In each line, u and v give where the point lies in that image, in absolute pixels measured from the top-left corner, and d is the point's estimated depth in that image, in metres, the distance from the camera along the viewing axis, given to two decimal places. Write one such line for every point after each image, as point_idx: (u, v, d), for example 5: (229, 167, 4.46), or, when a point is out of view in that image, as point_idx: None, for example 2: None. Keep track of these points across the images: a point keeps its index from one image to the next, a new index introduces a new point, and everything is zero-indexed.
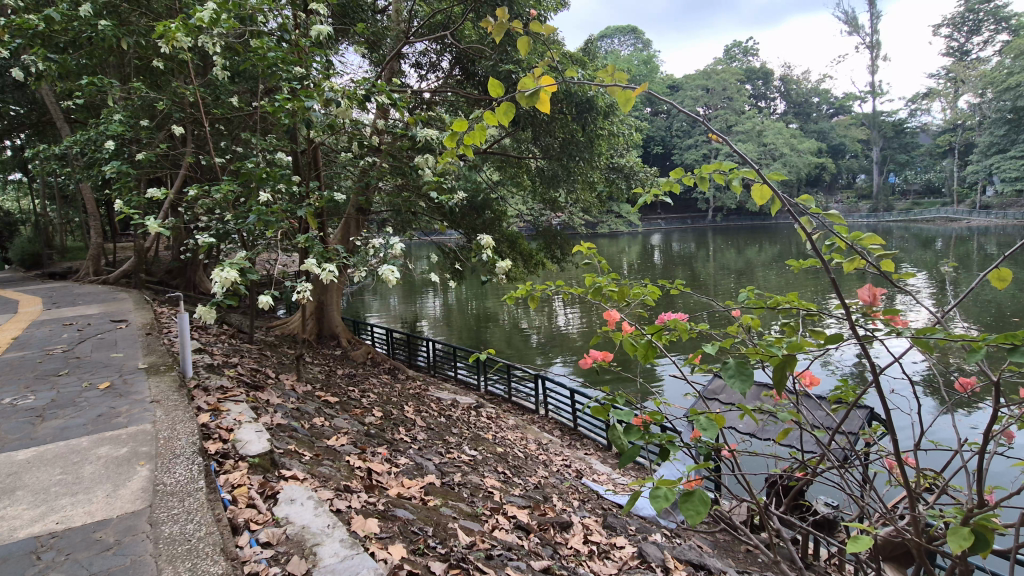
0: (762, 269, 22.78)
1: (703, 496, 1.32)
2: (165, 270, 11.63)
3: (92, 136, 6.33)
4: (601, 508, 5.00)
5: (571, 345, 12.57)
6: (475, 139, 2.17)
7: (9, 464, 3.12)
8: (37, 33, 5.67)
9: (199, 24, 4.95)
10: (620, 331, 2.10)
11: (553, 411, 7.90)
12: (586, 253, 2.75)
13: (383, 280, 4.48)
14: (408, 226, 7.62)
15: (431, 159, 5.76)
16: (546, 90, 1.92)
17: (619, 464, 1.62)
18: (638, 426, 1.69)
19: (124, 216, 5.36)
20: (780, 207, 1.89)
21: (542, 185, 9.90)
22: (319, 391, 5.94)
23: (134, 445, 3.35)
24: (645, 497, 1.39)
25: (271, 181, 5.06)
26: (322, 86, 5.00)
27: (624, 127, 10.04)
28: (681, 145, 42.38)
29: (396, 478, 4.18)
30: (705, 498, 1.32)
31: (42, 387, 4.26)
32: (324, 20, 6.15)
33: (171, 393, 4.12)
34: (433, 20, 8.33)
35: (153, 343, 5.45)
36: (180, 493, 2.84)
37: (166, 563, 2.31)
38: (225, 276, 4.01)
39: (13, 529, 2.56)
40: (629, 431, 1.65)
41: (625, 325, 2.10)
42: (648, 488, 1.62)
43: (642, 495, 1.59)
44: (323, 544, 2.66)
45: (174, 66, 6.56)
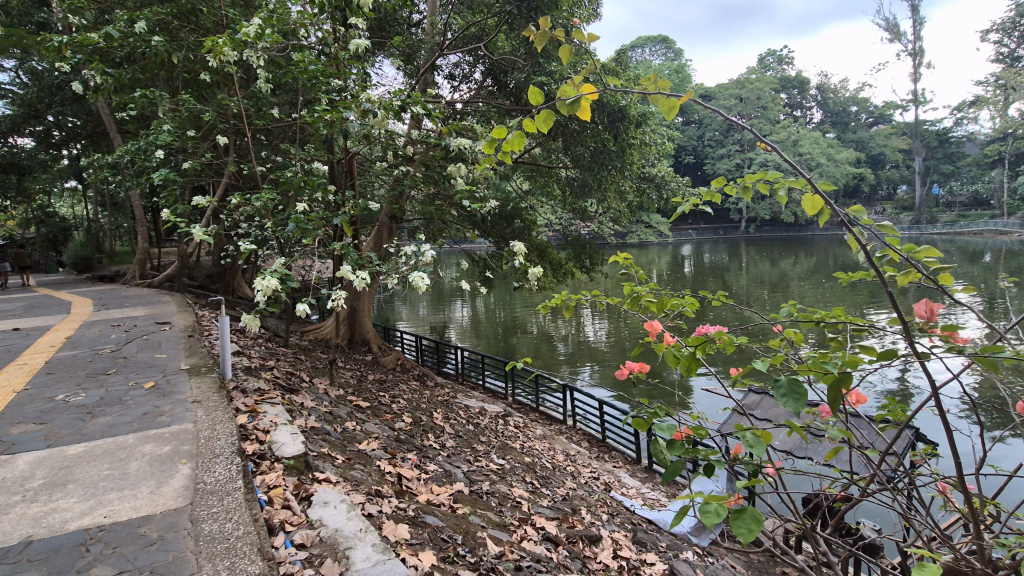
0: (797, 282, 22.14)
1: (755, 514, 1.25)
2: (206, 274, 12.04)
3: (142, 146, 6.64)
4: (630, 522, 4.92)
5: (599, 355, 12.44)
6: (512, 147, 2.16)
7: (61, 458, 3.26)
8: (96, 49, 6.02)
9: (245, 39, 5.16)
10: (661, 343, 2.02)
11: (582, 423, 7.81)
12: (623, 263, 2.69)
13: (413, 286, 4.54)
14: (439, 234, 7.70)
15: (463, 168, 5.78)
16: (587, 98, 1.91)
17: (662, 481, 1.56)
18: (682, 440, 1.61)
19: (170, 223, 5.59)
20: (829, 217, 1.83)
21: (573, 194, 9.90)
22: (351, 395, 6.04)
23: (176, 444, 3.45)
24: (694, 514, 1.34)
25: (309, 189, 5.23)
26: (359, 97, 5.16)
27: (655, 136, 9.96)
28: (713, 154, 41.82)
29: (425, 484, 4.20)
30: (758, 517, 1.25)
31: (92, 385, 4.44)
32: (362, 34, 6.34)
33: (211, 394, 4.25)
34: (467, 33, 8.48)
35: (195, 345, 5.64)
36: (219, 492, 2.91)
37: (207, 560, 2.38)
38: (266, 284, 4.18)
39: (64, 521, 2.66)
40: (672, 445, 1.58)
41: (668, 337, 2.01)
42: (695, 507, 1.55)
43: (688, 515, 1.52)
44: (356, 547, 2.69)
45: (219, 79, 6.86)
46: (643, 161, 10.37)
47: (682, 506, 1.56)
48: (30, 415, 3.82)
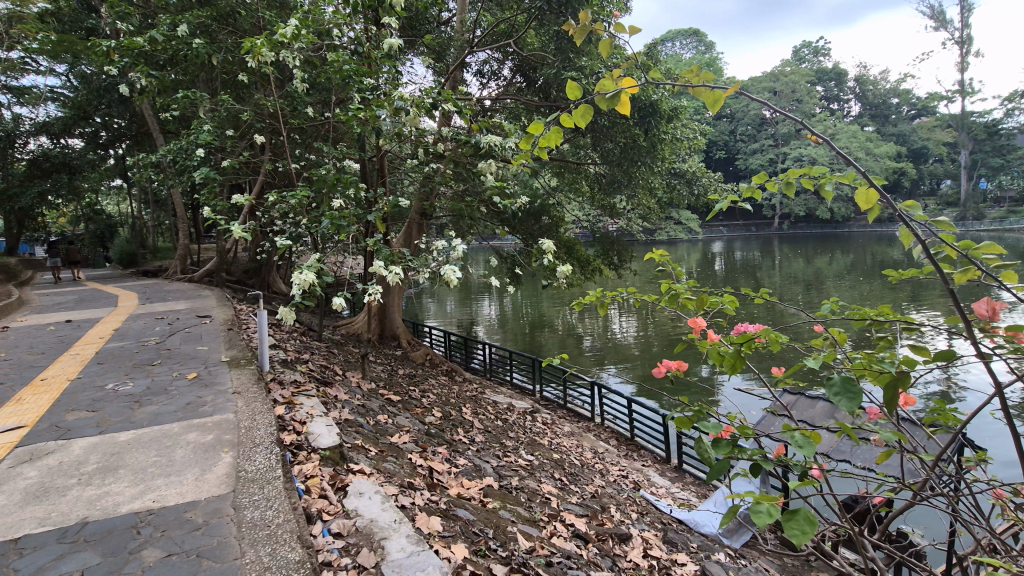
0: (833, 280, 21.44)
1: (809, 516, 1.21)
2: (242, 269, 12.42)
3: (183, 145, 6.87)
4: (660, 522, 4.87)
5: (627, 353, 12.31)
6: (548, 143, 2.15)
7: (112, 444, 3.41)
8: (141, 52, 6.24)
9: (282, 40, 5.27)
10: (704, 340, 1.98)
11: (610, 421, 7.76)
12: (660, 260, 2.66)
13: (445, 280, 4.62)
14: (468, 231, 7.75)
15: (493, 164, 5.78)
16: (627, 92, 1.89)
17: (708, 482, 1.52)
18: (728, 440, 1.58)
19: (210, 220, 5.78)
20: (880, 212, 1.77)
21: (602, 190, 9.82)
22: (382, 389, 6.14)
23: (218, 433, 3.57)
24: (744, 514, 1.30)
25: (342, 186, 5.33)
26: (392, 95, 5.21)
27: (687, 132, 9.77)
28: (745, 150, 40.88)
29: (456, 478, 4.25)
30: (813, 518, 1.21)
31: (139, 375, 4.64)
32: (393, 33, 6.41)
33: (250, 386, 4.39)
34: (497, 30, 8.49)
35: (234, 338, 5.83)
36: (260, 481, 3.00)
37: (250, 546, 2.46)
38: (303, 279, 4.29)
39: (116, 504, 2.78)
40: (717, 444, 1.56)
41: (711, 333, 1.97)
42: (743, 508, 1.50)
43: (736, 517, 1.47)
44: (391, 538, 2.75)
45: (256, 79, 7.03)
46: (673, 157, 10.20)
47: (730, 507, 1.51)
48: (83, 403, 4.00)
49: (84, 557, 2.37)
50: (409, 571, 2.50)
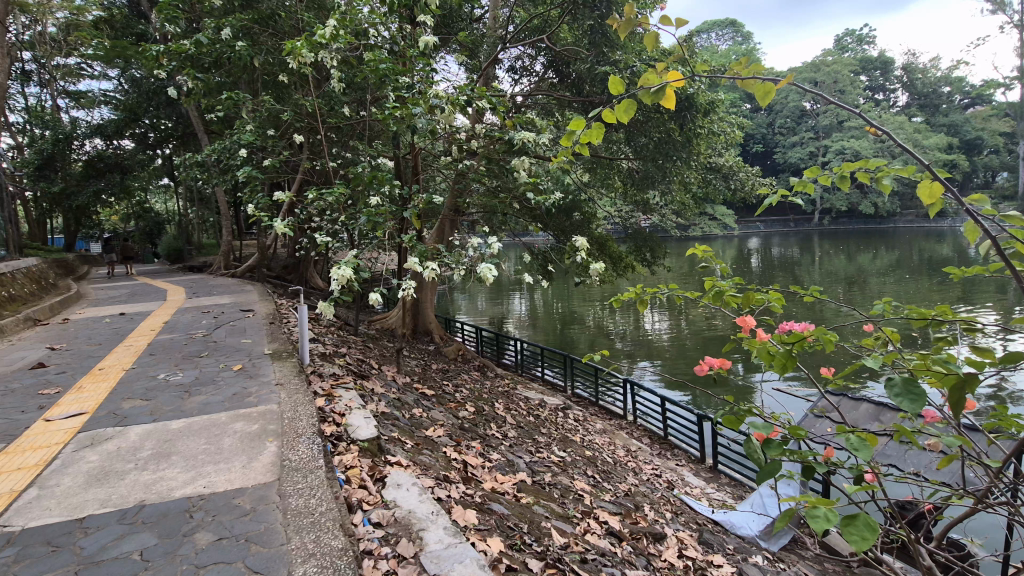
0: (877, 278, 20.59)
1: (870, 521, 1.18)
2: (282, 265, 12.81)
3: (227, 145, 7.11)
4: (696, 522, 4.80)
5: (660, 351, 12.13)
6: (589, 139, 2.13)
7: (165, 432, 3.57)
8: (188, 56, 6.48)
9: (321, 40, 5.39)
10: (753, 339, 1.95)
11: (643, 419, 7.67)
12: (703, 257, 2.62)
13: (480, 277, 4.65)
14: (500, 227, 7.78)
15: (527, 161, 5.79)
16: (673, 85, 1.86)
17: (758, 483, 1.49)
18: (779, 441, 1.55)
19: (254, 218, 5.97)
20: (943, 207, 1.71)
21: (635, 186, 9.70)
22: (417, 383, 6.24)
23: (263, 423, 3.70)
24: (801, 518, 1.27)
25: (378, 184, 5.43)
26: (428, 93, 5.27)
27: (724, 125, 9.55)
28: (783, 142, 39.64)
29: (490, 472, 4.29)
30: (873, 524, 1.17)
31: (188, 366, 4.84)
32: (428, 31, 6.46)
33: (292, 378, 4.53)
34: (530, 25, 8.47)
35: (275, 332, 6.02)
36: (303, 470, 3.10)
37: (294, 533, 2.55)
38: (341, 275, 4.39)
39: (170, 489, 2.92)
40: (768, 445, 1.53)
41: (761, 332, 1.93)
42: (796, 511, 1.47)
43: (791, 519, 1.44)
44: (429, 529, 2.80)
45: (295, 79, 7.21)
46: (709, 151, 9.99)
47: (784, 509, 1.48)
48: (137, 392, 4.21)
49: (142, 538, 2.49)
50: (447, 562, 2.55)
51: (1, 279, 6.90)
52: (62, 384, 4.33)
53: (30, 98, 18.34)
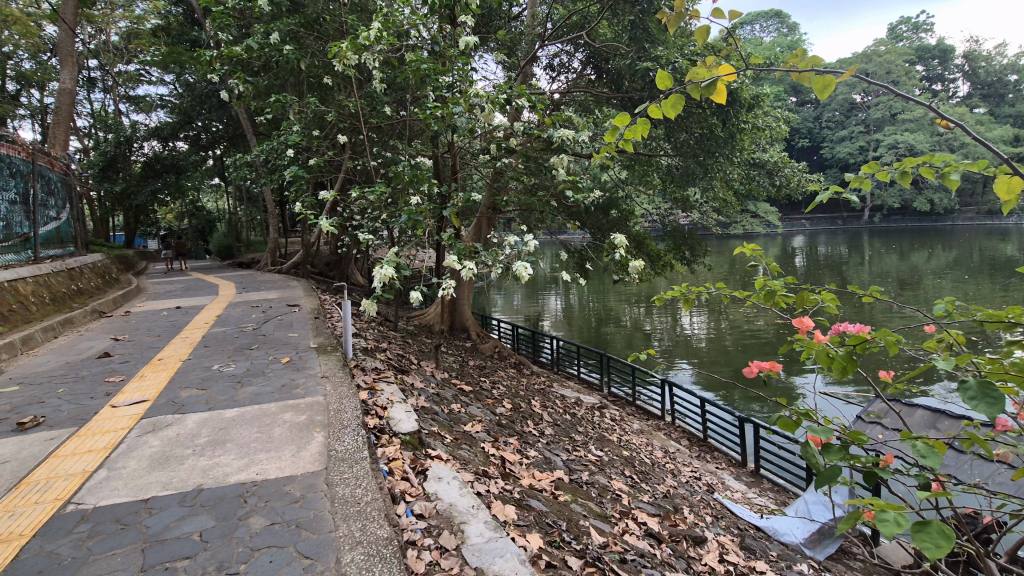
0: (931, 278, 19.60)
1: (944, 529, 1.14)
2: (325, 262, 13.20)
3: (275, 146, 7.38)
4: (737, 527, 4.69)
5: (700, 352, 11.89)
6: (634, 135, 2.10)
7: (220, 420, 3.75)
8: (239, 60, 6.75)
9: (365, 42, 5.52)
10: (811, 340, 1.89)
11: (681, 420, 7.55)
12: (751, 255, 2.55)
13: (517, 276, 4.66)
14: (537, 225, 7.80)
15: (566, 159, 5.78)
16: (724, 79, 1.80)
17: (816, 488, 1.46)
18: (839, 445, 1.50)
19: (300, 216, 6.18)
20: (1019, 204, 1.62)
21: (675, 182, 9.51)
22: (455, 379, 6.34)
23: (310, 414, 3.83)
24: (869, 523, 1.23)
25: (419, 183, 5.53)
26: (468, 93, 5.33)
27: (769, 120, 9.25)
28: (832, 137, 38.07)
29: (528, 469, 4.32)
30: (948, 531, 1.13)
31: (240, 358, 5.06)
32: (467, 30, 6.52)
33: (337, 371, 4.68)
34: (569, 22, 8.43)
35: (320, 326, 6.23)
36: (349, 460, 3.20)
37: (342, 520, 2.63)
38: (383, 272, 4.49)
39: (226, 474, 3.06)
40: (828, 449, 1.48)
41: (818, 333, 1.88)
42: (861, 517, 1.41)
43: (856, 526, 1.39)
44: (469, 523, 2.85)
45: (339, 81, 7.42)
46: (753, 146, 9.72)
47: (846, 514, 1.43)
48: (193, 382, 4.43)
49: (201, 520, 2.63)
50: (488, 556, 2.58)
51: (71, 274, 7.38)
52: (125, 373, 4.60)
53: (94, 104, 19.46)
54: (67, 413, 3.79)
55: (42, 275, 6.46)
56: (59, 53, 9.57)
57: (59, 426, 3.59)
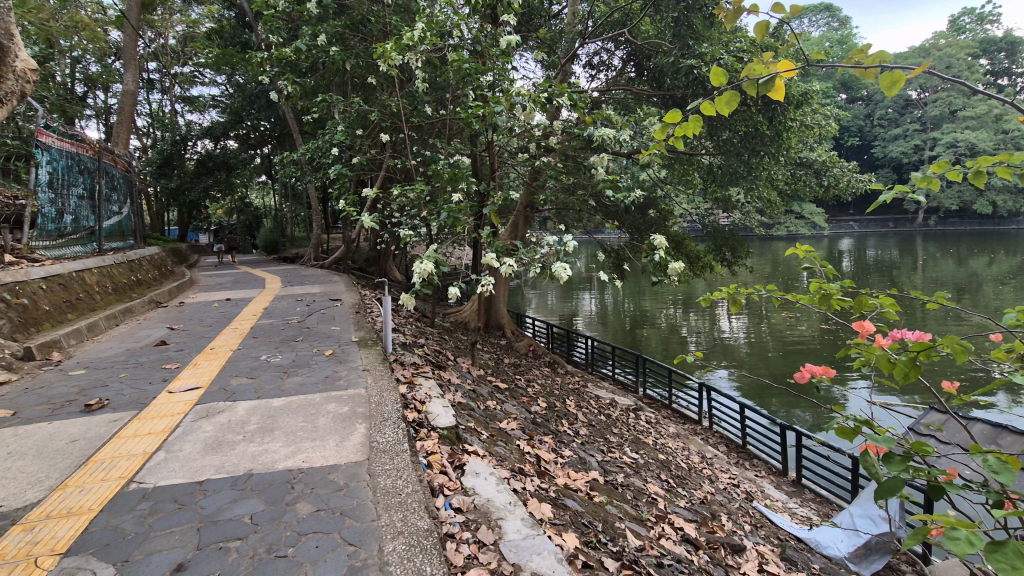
0: (991, 284, 18.56)
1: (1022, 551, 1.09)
2: (364, 258, 13.51)
3: (320, 145, 7.61)
4: (777, 537, 4.56)
5: (738, 356, 11.61)
6: (685, 132, 2.06)
7: (268, 408, 3.90)
8: (289, 62, 7.00)
9: (408, 43, 5.63)
10: (872, 346, 1.82)
11: (719, 425, 7.39)
12: (805, 256, 2.48)
13: (555, 276, 4.66)
14: (575, 224, 7.78)
15: (606, 158, 5.75)
16: (783, 76, 1.76)
17: (878, 501, 1.42)
18: (902, 457, 1.45)
19: (344, 213, 6.36)
20: None
21: (716, 182, 9.30)
22: (491, 376, 6.40)
23: (353, 405, 3.94)
24: (939, 541, 1.18)
25: (459, 181, 5.60)
26: (510, 92, 5.37)
27: (818, 117, 8.92)
28: (884, 135, 36.41)
29: (563, 468, 4.32)
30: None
31: (286, 349, 5.24)
32: (509, 29, 6.55)
33: (377, 364, 4.80)
34: (610, 20, 8.38)
35: (361, 320, 6.39)
36: (390, 452, 3.28)
37: (384, 509, 2.71)
38: (423, 269, 4.57)
39: (275, 460, 3.18)
40: (889, 461, 1.43)
41: (880, 340, 1.81)
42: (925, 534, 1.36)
43: (920, 543, 1.34)
44: (507, 519, 2.88)
45: (382, 81, 7.59)
46: (800, 145, 9.41)
47: (908, 529, 1.38)
48: (243, 371, 4.61)
49: (252, 503, 2.74)
50: (525, 553, 2.60)
51: (131, 266, 7.81)
52: (180, 361, 4.84)
53: (151, 105, 20.50)
54: (129, 397, 4.02)
55: (106, 267, 6.86)
56: (123, 56, 10.12)
57: (122, 408, 3.81)
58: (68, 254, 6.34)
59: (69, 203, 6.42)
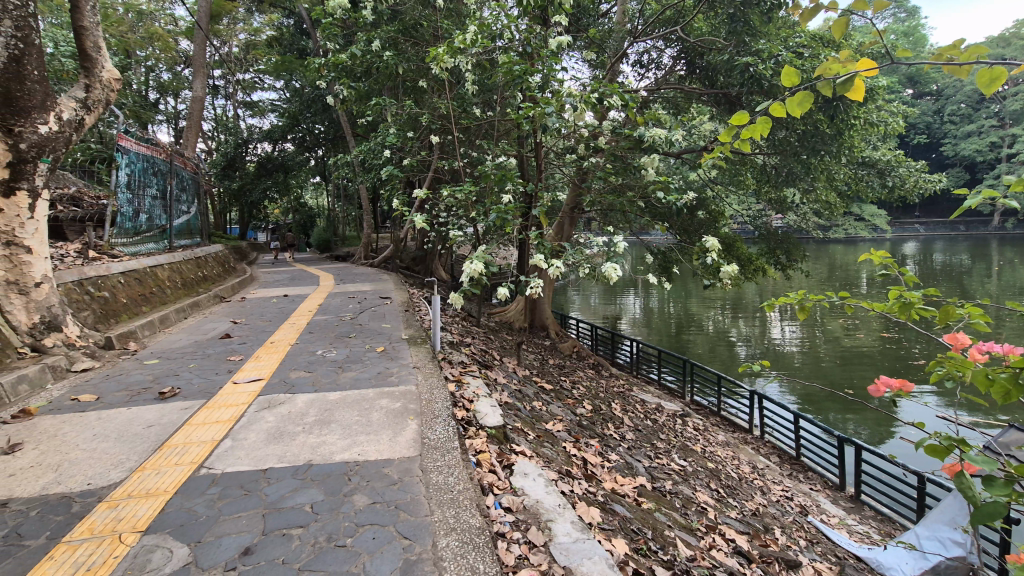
0: None
1: None
2: (411, 257, 13.80)
3: (373, 147, 7.82)
4: (834, 555, 4.36)
5: (790, 363, 11.18)
6: (753, 134, 1.99)
7: (325, 401, 4.05)
8: (344, 67, 7.23)
9: (461, 46, 5.70)
10: (967, 360, 1.72)
11: (771, 435, 7.13)
12: (880, 262, 2.37)
13: (605, 277, 4.60)
14: (622, 225, 7.68)
15: (657, 158, 5.68)
16: (864, 75, 1.67)
17: (974, 526, 1.34)
18: (1007, 481, 1.36)
19: (395, 213, 6.52)
20: None
21: (771, 182, 8.97)
22: (536, 377, 6.41)
23: (404, 401, 4.04)
24: None
25: (508, 182, 5.65)
26: (561, 93, 5.36)
27: (884, 114, 8.46)
28: (955, 132, 34.09)
29: (610, 473, 4.28)
30: None
31: (340, 345, 5.43)
32: (560, 29, 6.54)
33: (427, 362, 4.89)
34: (662, 18, 8.23)
35: (410, 319, 6.54)
36: (442, 449, 3.35)
37: (436, 505, 2.77)
38: (472, 269, 4.61)
39: (333, 452, 3.30)
40: (995, 484, 1.34)
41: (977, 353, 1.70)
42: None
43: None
44: (556, 521, 2.88)
45: (433, 84, 7.73)
46: (863, 143, 8.96)
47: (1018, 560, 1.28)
48: (301, 365, 4.81)
49: (312, 493, 2.85)
50: (576, 556, 2.60)
51: (198, 262, 8.27)
52: (243, 353, 5.09)
53: (215, 110, 21.67)
54: (197, 386, 4.26)
55: (175, 263, 7.29)
56: (192, 64, 10.75)
57: (191, 397, 4.05)
58: (143, 251, 6.79)
59: (144, 203, 6.87)
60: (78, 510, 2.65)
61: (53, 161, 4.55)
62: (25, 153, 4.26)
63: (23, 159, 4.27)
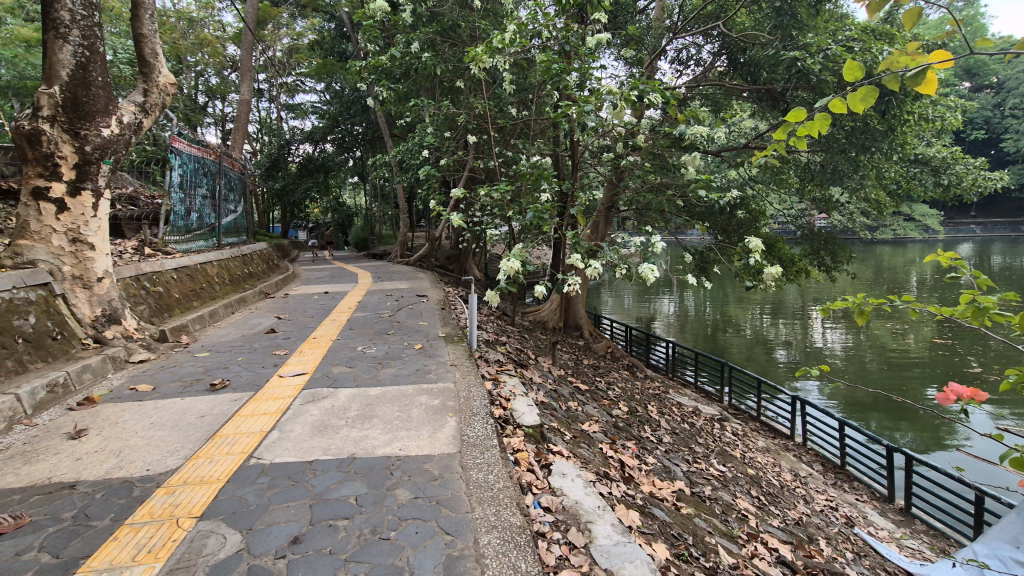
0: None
1: None
2: (446, 256, 13.94)
3: (411, 147, 7.93)
4: (883, 569, 4.19)
5: (833, 369, 10.80)
6: (811, 131, 1.93)
7: (366, 396, 4.13)
8: (384, 69, 7.36)
9: (500, 46, 5.72)
10: None
11: (814, 442, 6.90)
12: (950, 264, 2.24)
13: (643, 278, 4.52)
14: (659, 225, 7.56)
15: (698, 157, 5.56)
16: (936, 68, 1.60)
17: None
18: None
19: (432, 212, 6.59)
20: None
21: (816, 180, 8.66)
22: (571, 377, 6.39)
23: (443, 398, 4.09)
24: None
25: (545, 182, 5.64)
26: (599, 91, 5.32)
27: (940, 108, 8.04)
28: (1017, 126, 32.07)
29: (647, 476, 4.22)
30: None
31: (380, 341, 5.53)
32: (599, 26, 6.47)
33: (464, 360, 4.93)
34: (703, 13, 8.06)
35: (447, 317, 6.61)
36: (481, 447, 3.37)
37: (477, 502, 2.79)
38: (509, 267, 4.62)
39: (375, 446, 3.37)
40: None
41: None
42: None
43: None
44: (596, 523, 2.86)
45: (471, 84, 7.78)
46: (915, 139, 8.55)
47: None
48: (342, 360, 4.92)
49: (356, 486, 2.92)
50: (617, 559, 2.57)
51: (244, 260, 8.58)
52: (287, 348, 5.25)
53: (259, 112, 22.39)
54: (245, 379, 4.42)
55: (223, 259, 7.58)
56: (239, 69, 11.14)
57: (240, 389, 4.20)
58: (194, 249, 7.08)
59: (194, 202, 7.16)
60: (138, 495, 2.79)
61: (115, 162, 4.79)
62: (90, 154, 4.50)
63: (88, 161, 4.51)
